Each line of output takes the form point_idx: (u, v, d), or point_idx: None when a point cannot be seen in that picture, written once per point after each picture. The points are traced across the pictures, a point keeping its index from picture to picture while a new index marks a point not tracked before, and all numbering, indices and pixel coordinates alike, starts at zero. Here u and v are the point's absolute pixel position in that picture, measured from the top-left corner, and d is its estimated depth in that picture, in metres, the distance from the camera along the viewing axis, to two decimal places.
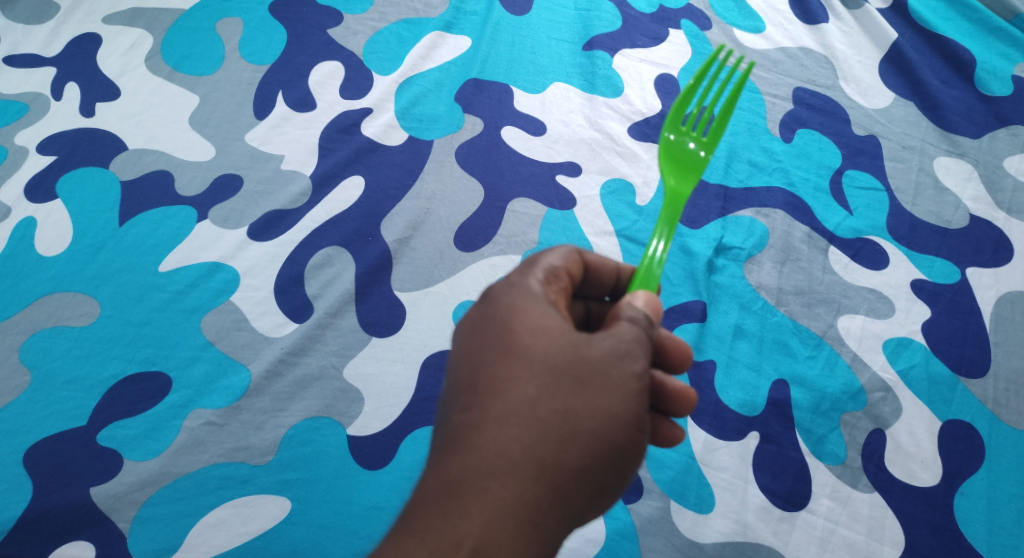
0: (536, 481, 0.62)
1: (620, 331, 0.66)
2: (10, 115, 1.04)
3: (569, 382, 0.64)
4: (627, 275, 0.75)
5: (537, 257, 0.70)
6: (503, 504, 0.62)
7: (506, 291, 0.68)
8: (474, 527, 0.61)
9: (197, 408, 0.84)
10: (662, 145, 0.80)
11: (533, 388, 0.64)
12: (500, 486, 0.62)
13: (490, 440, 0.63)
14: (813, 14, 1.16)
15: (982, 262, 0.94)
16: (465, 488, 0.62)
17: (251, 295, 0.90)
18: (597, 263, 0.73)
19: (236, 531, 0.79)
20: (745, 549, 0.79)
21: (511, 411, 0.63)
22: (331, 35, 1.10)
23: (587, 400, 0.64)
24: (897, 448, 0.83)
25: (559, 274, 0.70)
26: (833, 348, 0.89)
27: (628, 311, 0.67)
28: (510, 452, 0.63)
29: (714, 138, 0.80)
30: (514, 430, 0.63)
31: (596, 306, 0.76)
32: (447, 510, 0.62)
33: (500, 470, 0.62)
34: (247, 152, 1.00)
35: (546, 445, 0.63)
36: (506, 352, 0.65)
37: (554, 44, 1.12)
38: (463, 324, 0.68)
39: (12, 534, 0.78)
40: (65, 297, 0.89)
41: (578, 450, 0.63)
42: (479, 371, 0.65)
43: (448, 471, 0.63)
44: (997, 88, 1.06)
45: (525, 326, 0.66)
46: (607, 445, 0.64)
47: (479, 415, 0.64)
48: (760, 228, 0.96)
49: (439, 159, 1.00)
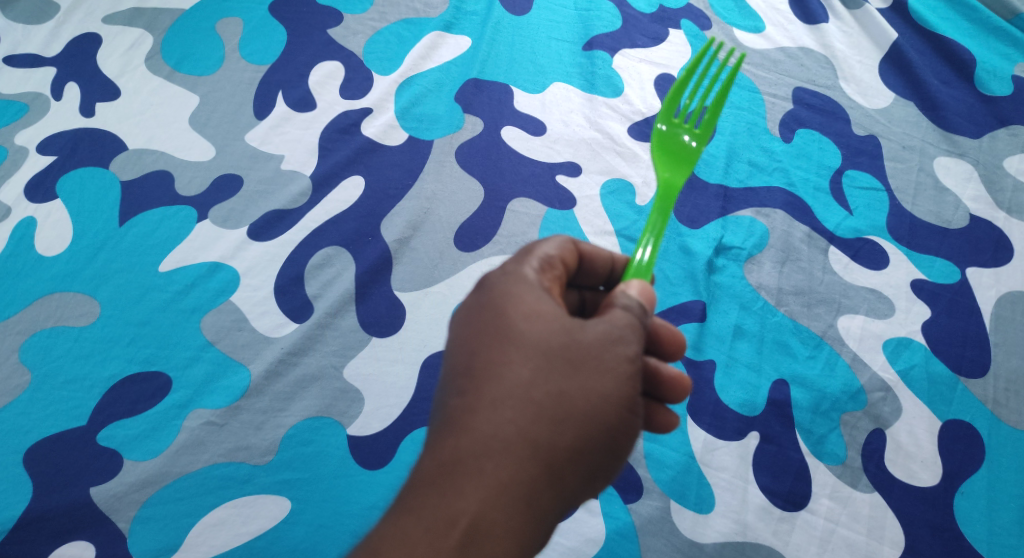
0: (531, 462, 0.62)
1: (614, 317, 0.66)
2: (10, 115, 1.04)
3: (563, 365, 0.64)
4: (621, 266, 0.75)
5: (532, 246, 0.70)
6: (497, 482, 0.62)
7: (502, 278, 0.68)
8: (470, 506, 0.61)
9: (197, 407, 0.84)
10: (655, 136, 0.80)
11: (527, 371, 0.64)
12: (495, 466, 0.62)
13: (485, 421, 0.63)
14: (813, 14, 1.16)
15: (982, 262, 0.94)
16: (460, 469, 0.62)
17: (251, 295, 0.90)
18: (592, 253, 0.73)
19: (236, 531, 0.79)
20: (745, 549, 0.79)
21: (506, 393, 0.63)
22: (331, 35, 1.10)
23: (581, 383, 0.64)
24: (897, 448, 0.83)
25: (554, 263, 0.70)
26: (833, 348, 0.89)
27: (622, 299, 0.67)
28: (505, 433, 0.63)
29: (707, 130, 0.80)
30: (509, 412, 0.63)
31: (591, 296, 0.77)
32: (443, 489, 0.62)
33: (495, 450, 0.62)
34: (247, 152, 1.00)
35: (541, 426, 0.63)
36: (501, 336, 0.65)
37: (554, 44, 1.12)
38: (460, 310, 0.68)
39: (11, 533, 0.78)
40: (65, 297, 0.89)
41: (572, 431, 0.63)
42: (474, 356, 0.65)
43: (443, 452, 0.63)
44: (997, 88, 1.06)
45: (520, 311, 0.66)
46: (601, 427, 0.64)
47: (475, 397, 0.64)
48: (760, 228, 0.96)
49: (439, 159, 1.00)
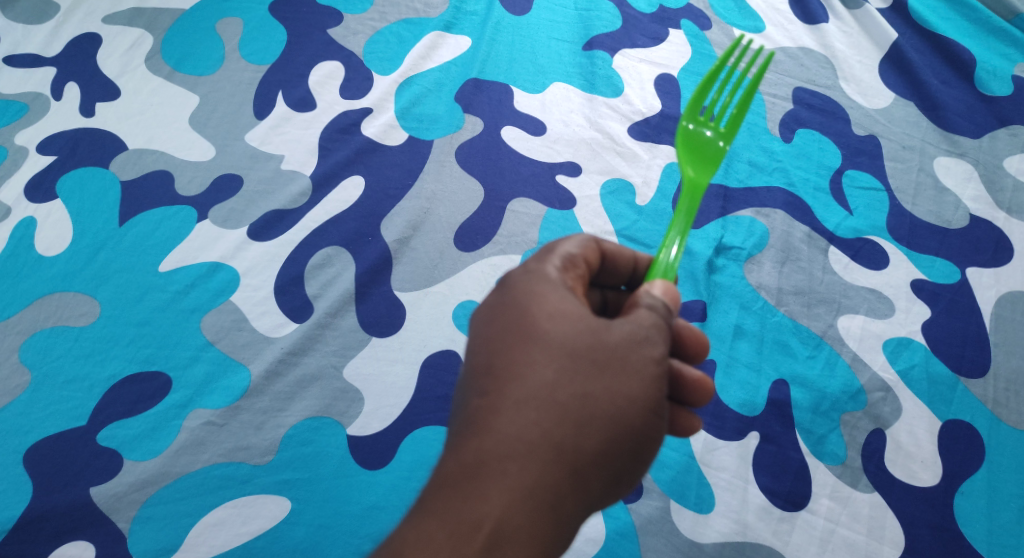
0: (554, 464, 0.62)
1: (639, 317, 0.66)
2: (10, 115, 1.04)
3: (587, 366, 0.64)
4: (644, 265, 0.75)
5: (554, 245, 0.70)
6: (520, 486, 0.62)
7: (525, 277, 0.67)
8: (493, 510, 0.62)
9: (197, 408, 0.84)
10: (680, 134, 0.79)
11: (550, 372, 0.64)
12: (518, 469, 0.62)
13: (508, 423, 0.63)
14: (813, 14, 1.16)
15: (982, 262, 0.94)
16: (484, 471, 0.62)
17: (252, 295, 0.90)
18: (615, 251, 0.73)
19: (236, 531, 0.79)
20: (745, 549, 0.79)
21: (530, 395, 0.63)
22: (331, 35, 1.10)
23: (605, 384, 0.64)
24: (897, 448, 0.83)
25: (577, 262, 0.70)
26: (833, 348, 0.88)
27: (647, 299, 0.67)
28: (528, 435, 0.63)
29: (732, 128, 0.79)
30: (532, 414, 0.63)
31: (613, 295, 0.77)
32: (466, 492, 0.62)
33: (518, 452, 0.62)
34: (247, 152, 1.00)
35: (564, 429, 0.63)
36: (524, 336, 0.65)
37: (554, 44, 1.12)
38: (481, 310, 0.68)
39: (12, 533, 0.78)
40: (64, 297, 0.89)
41: (597, 434, 0.63)
42: (497, 355, 0.65)
43: (466, 453, 0.63)
44: (998, 88, 1.06)
45: (544, 311, 0.65)
46: (625, 430, 0.64)
47: (497, 399, 0.64)
48: (760, 228, 0.96)
49: (439, 159, 1.00)
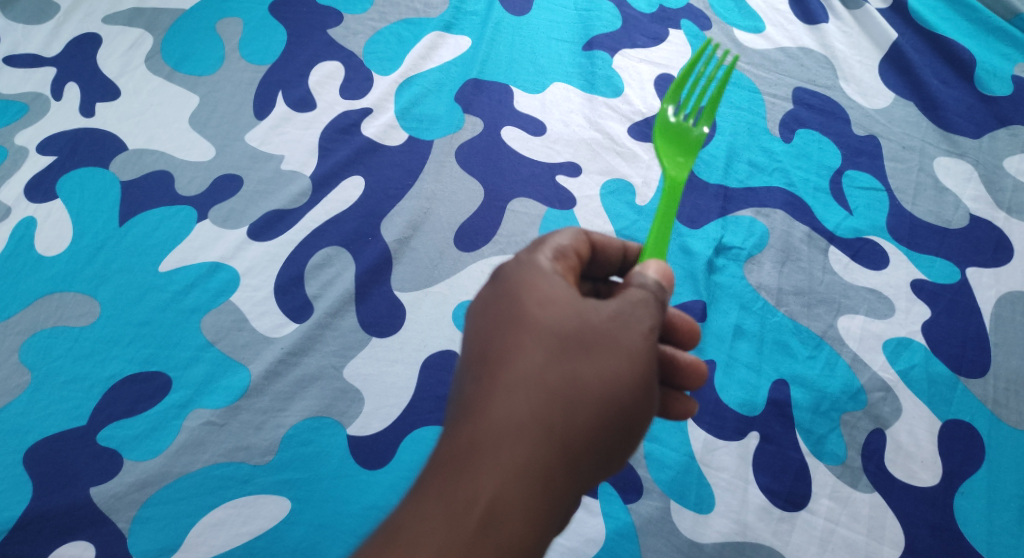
0: (546, 444, 0.62)
1: (628, 298, 0.66)
2: (10, 115, 1.03)
3: (577, 347, 0.64)
4: (634, 254, 0.75)
5: (545, 235, 0.70)
6: (513, 465, 0.62)
7: (516, 265, 0.68)
8: (488, 488, 0.61)
9: (197, 408, 0.84)
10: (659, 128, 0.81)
11: (541, 354, 0.64)
12: (511, 449, 0.62)
13: (500, 405, 0.63)
14: (812, 14, 1.16)
15: (982, 262, 0.94)
16: (476, 451, 0.62)
17: (252, 295, 0.90)
18: (605, 242, 0.73)
19: (236, 531, 0.79)
20: (745, 549, 0.79)
21: (521, 377, 0.63)
22: (331, 35, 1.10)
23: (595, 364, 0.64)
24: (897, 448, 0.83)
25: (568, 252, 0.70)
26: (833, 348, 0.89)
27: (636, 280, 0.68)
28: (520, 416, 0.63)
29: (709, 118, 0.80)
30: (524, 395, 0.63)
31: (604, 287, 0.77)
32: (460, 472, 0.62)
33: (511, 433, 0.62)
34: (247, 152, 1.00)
35: (555, 409, 0.63)
36: (515, 321, 0.65)
37: (554, 44, 1.12)
38: (473, 300, 0.68)
39: (11, 533, 0.78)
40: (64, 297, 0.89)
41: (588, 413, 0.63)
42: (489, 342, 0.65)
43: (459, 435, 0.63)
44: (997, 88, 1.06)
45: (534, 296, 0.66)
46: (616, 408, 0.64)
47: (490, 382, 0.64)
48: (760, 228, 0.96)
49: (439, 159, 1.00)
